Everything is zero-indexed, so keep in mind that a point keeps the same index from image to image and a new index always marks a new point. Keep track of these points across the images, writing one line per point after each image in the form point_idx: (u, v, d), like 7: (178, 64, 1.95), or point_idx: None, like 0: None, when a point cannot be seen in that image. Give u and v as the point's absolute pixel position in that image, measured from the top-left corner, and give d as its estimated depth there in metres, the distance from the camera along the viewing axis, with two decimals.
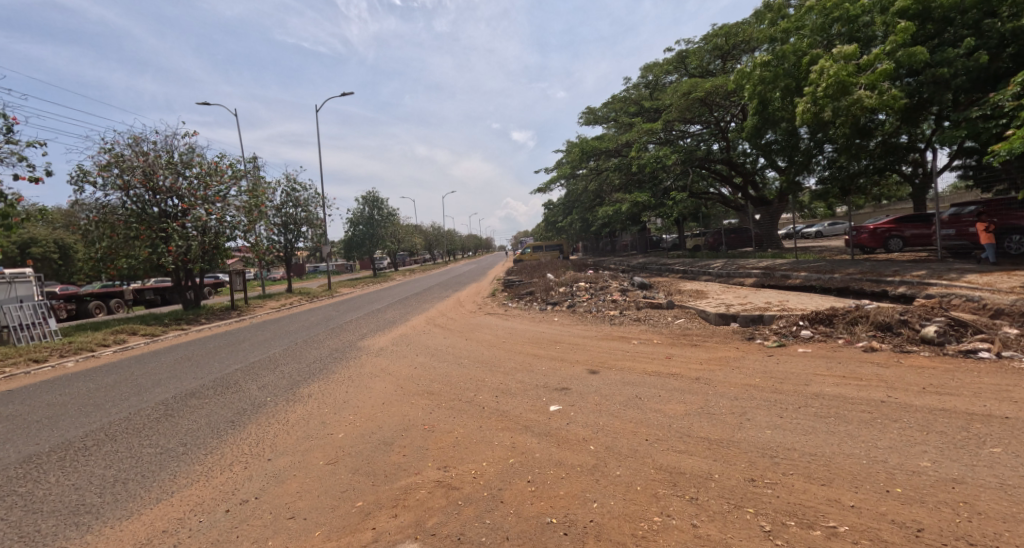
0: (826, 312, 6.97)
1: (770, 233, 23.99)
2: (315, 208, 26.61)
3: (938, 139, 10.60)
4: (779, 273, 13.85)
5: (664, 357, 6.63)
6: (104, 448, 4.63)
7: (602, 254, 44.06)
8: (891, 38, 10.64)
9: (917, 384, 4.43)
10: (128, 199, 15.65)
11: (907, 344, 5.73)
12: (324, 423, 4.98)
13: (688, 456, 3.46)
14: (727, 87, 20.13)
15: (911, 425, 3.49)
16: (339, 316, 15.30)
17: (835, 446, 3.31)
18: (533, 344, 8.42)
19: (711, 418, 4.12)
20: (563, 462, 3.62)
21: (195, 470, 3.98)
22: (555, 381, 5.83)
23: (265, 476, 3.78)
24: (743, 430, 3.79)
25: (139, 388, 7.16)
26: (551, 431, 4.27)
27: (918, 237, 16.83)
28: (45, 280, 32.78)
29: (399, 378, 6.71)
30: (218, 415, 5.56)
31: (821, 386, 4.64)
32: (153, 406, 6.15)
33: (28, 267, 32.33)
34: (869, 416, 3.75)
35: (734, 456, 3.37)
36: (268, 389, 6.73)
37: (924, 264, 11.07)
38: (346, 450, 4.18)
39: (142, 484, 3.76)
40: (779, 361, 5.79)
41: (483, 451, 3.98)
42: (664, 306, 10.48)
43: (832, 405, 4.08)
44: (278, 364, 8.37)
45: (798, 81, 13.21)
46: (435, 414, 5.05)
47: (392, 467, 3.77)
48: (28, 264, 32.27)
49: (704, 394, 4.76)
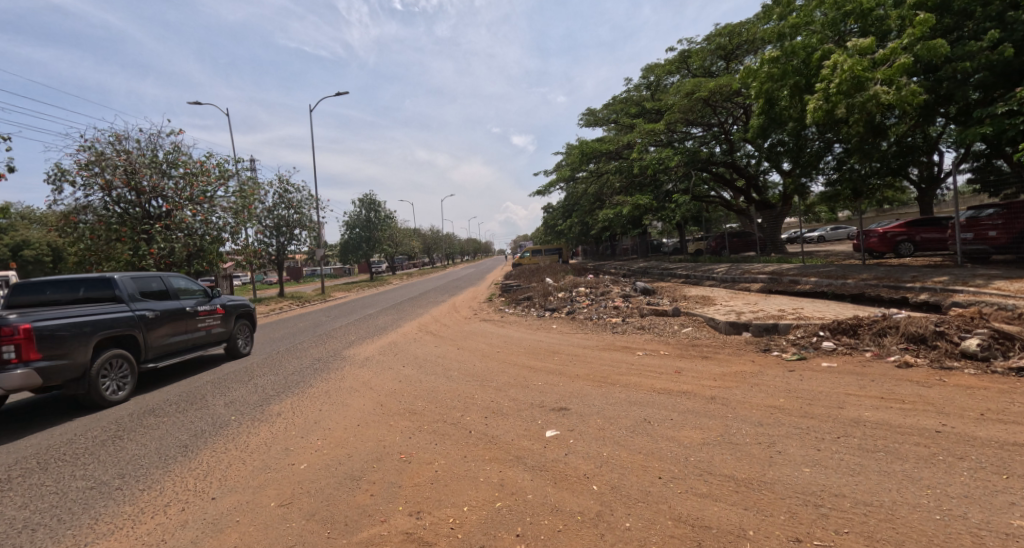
0: (849, 322, 6.36)
1: (774, 237, 23.41)
2: (309, 210, 25.97)
3: (960, 137, 9.98)
4: (787, 279, 13.26)
5: (673, 372, 5.99)
6: (28, 480, 4.01)
7: (601, 259, 43.38)
8: (909, 31, 10.09)
9: (972, 408, 3.80)
10: (110, 200, 15.02)
11: (946, 360, 5.12)
12: (287, 451, 4.37)
13: (712, 503, 2.83)
14: (732, 87, 19.60)
15: (985, 466, 2.86)
16: (326, 322, 14.61)
17: (895, 494, 2.68)
18: (529, 355, 7.78)
19: (734, 450, 3.49)
20: (561, 509, 2.99)
21: (123, 512, 3.37)
22: (551, 400, 5.21)
23: (202, 523, 3.16)
24: (775, 467, 3.14)
25: (95, 404, 6.52)
26: (545, 464, 3.65)
27: (930, 241, 16.27)
28: (34, 283, 32.01)
29: (380, 394, 6.07)
30: (171, 439, 4.93)
31: (859, 409, 3.99)
32: (104, 426, 5.52)
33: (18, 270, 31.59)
34: (929, 451, 3.11)
35: (769, 504, 2.74)
36: (236, 405, 6.11)
37: (945, 270, 10.46)
38: (304, 488, 3.57)
39: (54, 531, 3.15)
40: (804, 377, 5.14)
41: (465, 491, 3.36)
42: (669, 312, 9.85)
43: (879, 435, 3.43)
44: (253, 376, 7.74)
45: (808, 78, 12.66)
46: (414, 440, 4.44)
47: (354, 513, 3.15)
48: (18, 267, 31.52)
49: (723, 419, 4.12)
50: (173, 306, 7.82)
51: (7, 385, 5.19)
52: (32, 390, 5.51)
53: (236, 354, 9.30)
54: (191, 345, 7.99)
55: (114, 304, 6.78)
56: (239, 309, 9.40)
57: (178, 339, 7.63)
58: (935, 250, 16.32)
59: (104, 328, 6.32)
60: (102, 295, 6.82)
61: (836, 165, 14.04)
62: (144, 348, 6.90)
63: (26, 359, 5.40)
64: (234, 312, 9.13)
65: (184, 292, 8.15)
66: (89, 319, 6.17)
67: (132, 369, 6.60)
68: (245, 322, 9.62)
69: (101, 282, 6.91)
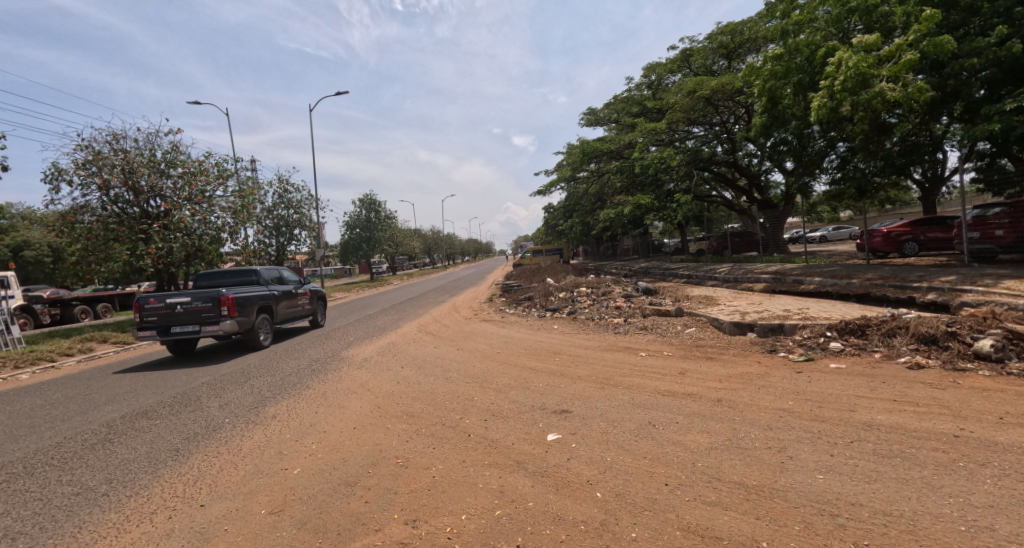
0: (856, 322, 6.22)
1: (776, 237, 23.28)
2: (308, 210, 25.87)
3: (968, 135, 9.83)
4: (791, 279, 13.12)
5: (677, 374, 5.85)
6: (11, 486, 3.88)
7: (602, 259, 43.25)
8: (915, 27, 9.95)
9: (989, 412, 3.66)
10: (108, 199, 14.92)
11: (959, 361, 4.98)
12: (281, 455, 4.24)
13: (722, 512, 2.70)
14: (734, 85, 19.45)
15: (1009, 473, 2.73)
16: (325, 322, 14.46)
17: (916, 503, 2.54)
18: (530, 356, 7.66)
19: (744, 456, 3.35)
20: (563, 517, 2.86)
21: (108, 521, 3.24)
22: (553, 402, 5.08)
23: (189, 532, 3.03)
24: (787, 474, 3.01)
25: (88, 406, 6.40)
26: (547, 469, 3.52)
27: (934, 241, 16.13)
28: (34, 284, 31.94)
29: (378, 396, 5.95)
30: (163, 442, 4.81)
31: (872, 412, 3.84)
32: (95, 428, 5.40)
33: (18, 271, 31.52)
34: (948, 457, 2.97)
35: (783, 512, 2.61)
36: (231, 407, 5.99)
37: (952, 269, 10.31)
38: (297, 495, 3.44)
39: (34, 541, 3.02)
40: (812, 379, 5.01)
41: (463, 498, 3.23)
42: (672, 312, 9.72)
43: (895, 440, 3.29)
44: (250, 377, 7.62)
45: (812, 76, 12.48)
46: (412, 444, 4.31)
47: (347, 522, 3.02)
48: (18, 268, 31.47)
49: (731, 423, 3.98)
50: (285, 288, 11.66)
51: (224, 329, 9.06)
52: (232, 333, 9.41)
53: (316, 324, 13.30)
54: (294, 315, 11.86)
55: (259, 285, 10.59)
56: (316, 294, 13.22)
57: (290, 310, 11.52)
58: (939, 250, 16.18)
59: (259, 300, 10.17)
60: (248, 279, 10.72)
61: (840, 163, 13.89)
62: (275, 315, 10.68)
63: (232, 315, 9.26)
64: (315, 294, 12.86)
65: (289, 279, 12.01)
66: (253, 294, 10.02)
67: (271, 327, 10.43)
68: (320, 302, 13.39)
69: (249, 272, 10.77)
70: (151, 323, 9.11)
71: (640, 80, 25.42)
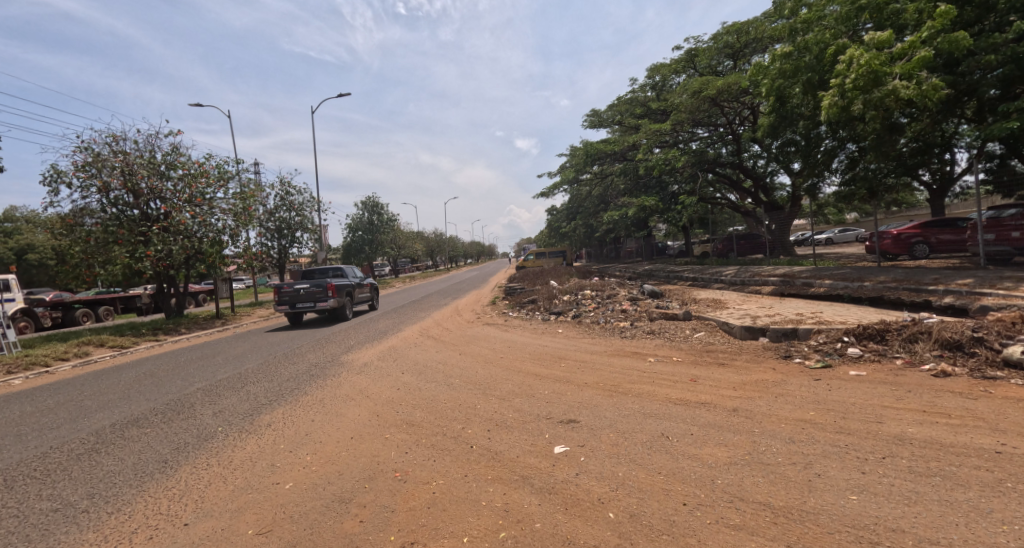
0: (875, 327, 5.97)
1: (782, 240, 23.01)
2: (310, 212, 25.71)
3: (984, 134, 9.57)
4: (799, 282, 12.87)
5: (688, 381, 5.60)
6: None
7: (605, 262, 42.96)
8: (929, 24, 9.70)
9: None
10: (107, 202, 14.78)
11: (988, 369, 4.72)
12: (273, 467, 4.02)
13: (748, 538, 2.46)
14: (740, 85, 19.22)
15: None
16: (323, 327, 14.07)
17: (967, 532, 2.28)
18: (534, 361, 7.41)
19: (767, 473, 3.11)
20: (573, 541, 2.63)
21: (83, 542, 3.02)
22: (558, 411, 4.85)
23: None
24: (817, 494, 2.77)
25: (78, 413, 6.20)
26: (554, 486, 3.29)
27: (945, 243, 15.84)
28: (36, 288, 31.85)
29: (377, 404, 5.73)
30: (150, 453, 4.59)
31: (901, 425, 3.59)
32: (83, 437, 5.20)
33: (20, 274, 31.43)
34: (994, 477, 2.72)
35: (816, 540, 2.37)
36: (225, 415, 5.78)
37: (968, 272, 10.02)
38: (287, 513, 3.22)
39: None
40: (832, 388, 4.76)
41: (465, 518, 3.00)
42: (679, 316, 9.48)
43: (932, 456, 3.04)
44: (246, 383, 7.42)
45: (821, 74, 12.17)
46: (411, 455, 4.09)
47: (339, 545, 2.80)
48: (20, 271, 31.38)
49: (750, 435, 3.74)
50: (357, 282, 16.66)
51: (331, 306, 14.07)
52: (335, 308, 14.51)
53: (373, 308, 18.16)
54: (361, 301, 16.78)
55: (345, 279, 15.63)
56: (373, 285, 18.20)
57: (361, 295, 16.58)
58: (950, 252, 15.89)
59: (348, 288, 15.27)
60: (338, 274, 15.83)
61: (849, 164, 13.65)
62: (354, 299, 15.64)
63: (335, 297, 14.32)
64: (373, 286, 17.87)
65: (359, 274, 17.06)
66: (344, 284, 15.08)
67: (352, 307, 15.39)
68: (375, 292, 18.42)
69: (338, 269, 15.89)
70: (285, 302, 14.10)
71: (644, 81, 25.23)
